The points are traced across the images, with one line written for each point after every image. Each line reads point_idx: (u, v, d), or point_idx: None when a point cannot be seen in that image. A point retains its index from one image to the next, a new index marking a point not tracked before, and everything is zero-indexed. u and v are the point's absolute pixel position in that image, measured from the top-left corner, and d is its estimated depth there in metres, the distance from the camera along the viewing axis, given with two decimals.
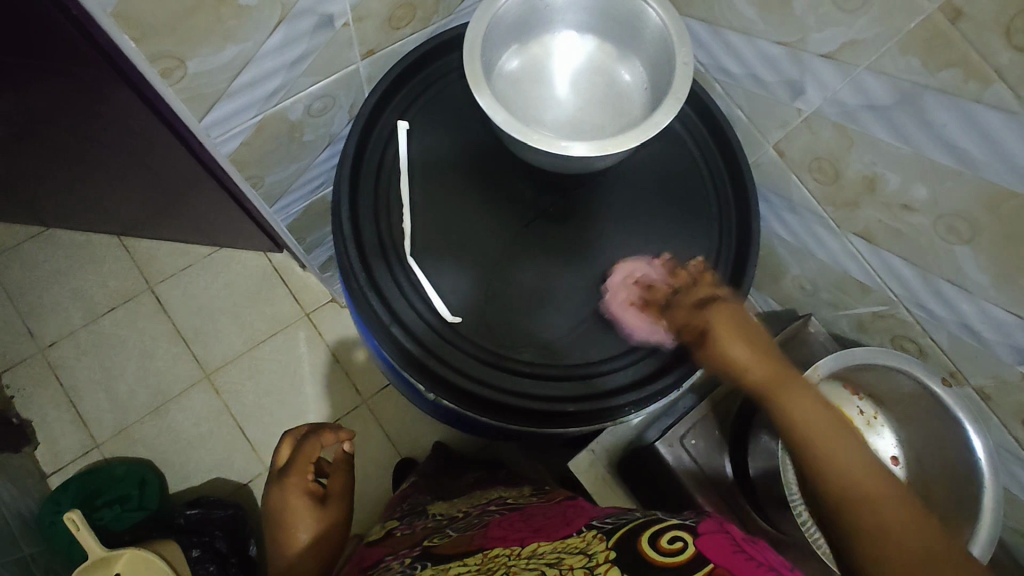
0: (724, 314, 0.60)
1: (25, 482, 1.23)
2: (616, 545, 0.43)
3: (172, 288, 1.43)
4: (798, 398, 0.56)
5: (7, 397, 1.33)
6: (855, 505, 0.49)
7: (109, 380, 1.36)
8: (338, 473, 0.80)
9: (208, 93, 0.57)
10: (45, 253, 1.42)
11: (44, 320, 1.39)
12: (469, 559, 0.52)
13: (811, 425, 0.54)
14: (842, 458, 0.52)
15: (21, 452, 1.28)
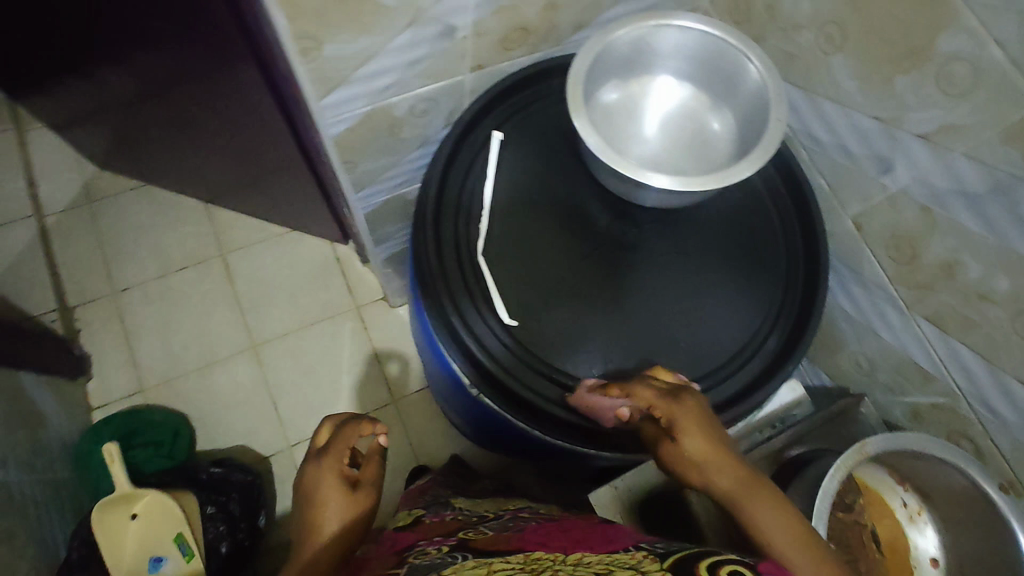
0: (692, 437, 0.52)
1: (73, 410, 1.30)
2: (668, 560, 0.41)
3: (240, 259, 1.52)
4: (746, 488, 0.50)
5: (75, 329, 1.43)
6: None
7: (166, 332, 1.44)
8: (373, 464, 0.67)
9: (332, 77, 0.62)
10: (138, 205, 1.54)
11: (123, 266, 1.49)
12: (509, 555, 0.50)
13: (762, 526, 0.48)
14: None
15: (75, 382, 1.36)
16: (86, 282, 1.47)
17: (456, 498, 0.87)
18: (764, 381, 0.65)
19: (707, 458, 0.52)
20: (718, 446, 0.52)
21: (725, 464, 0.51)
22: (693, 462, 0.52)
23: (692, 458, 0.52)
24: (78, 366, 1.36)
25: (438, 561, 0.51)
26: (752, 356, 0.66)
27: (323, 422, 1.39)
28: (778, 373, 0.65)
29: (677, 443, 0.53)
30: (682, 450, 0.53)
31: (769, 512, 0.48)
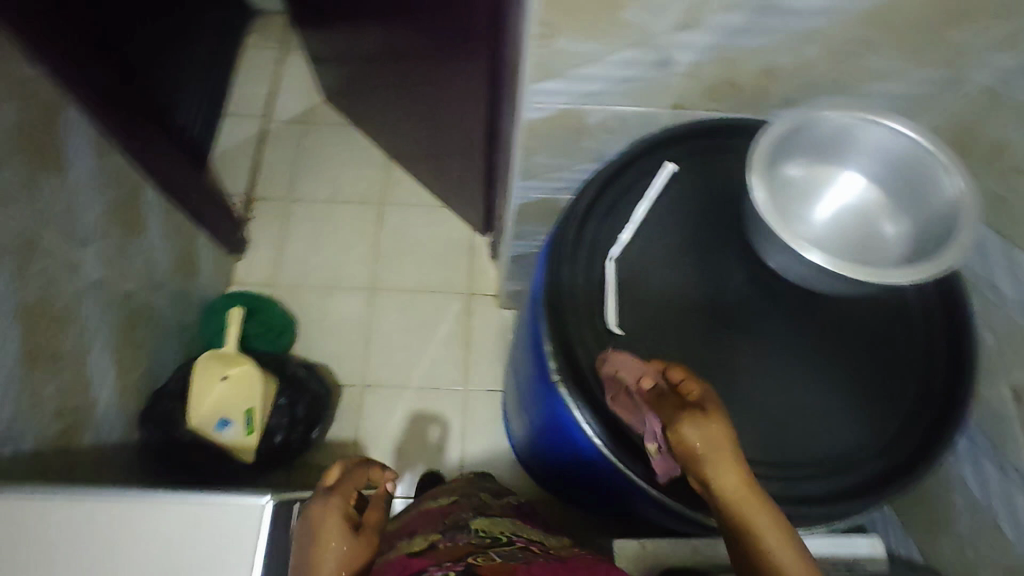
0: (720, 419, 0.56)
1: (217, 276, 1.51)
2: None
3: (393, 213, 1.68)
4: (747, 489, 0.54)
5: (247, 215, 1.65)
6: None
7: (311, 247, 1.63)
8: (375, 509, 0.69)
9: (553, 68, 0.70)
10: (336, 139, 1.77)
11: (303, 181, 1.71)
12: None
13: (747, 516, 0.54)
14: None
15: (228, 256, 1.57)
16: (272, 182, 1.71)
17: (478, 517, 0.86)
18: (840, 501, 0.63)
19: (718, 450, 0.55)
20: (729, 443, 0.55)
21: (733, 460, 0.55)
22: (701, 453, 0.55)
23: (704, 451, 0.55)
24: (236, 244, 1.58)
25: None
26: (838, 472, 0.64)
27: (397, 378, 1.48)
28: (857, 500, 0.63)
29: (694, 433, 0.55)
30: (689, 434, 0.55)
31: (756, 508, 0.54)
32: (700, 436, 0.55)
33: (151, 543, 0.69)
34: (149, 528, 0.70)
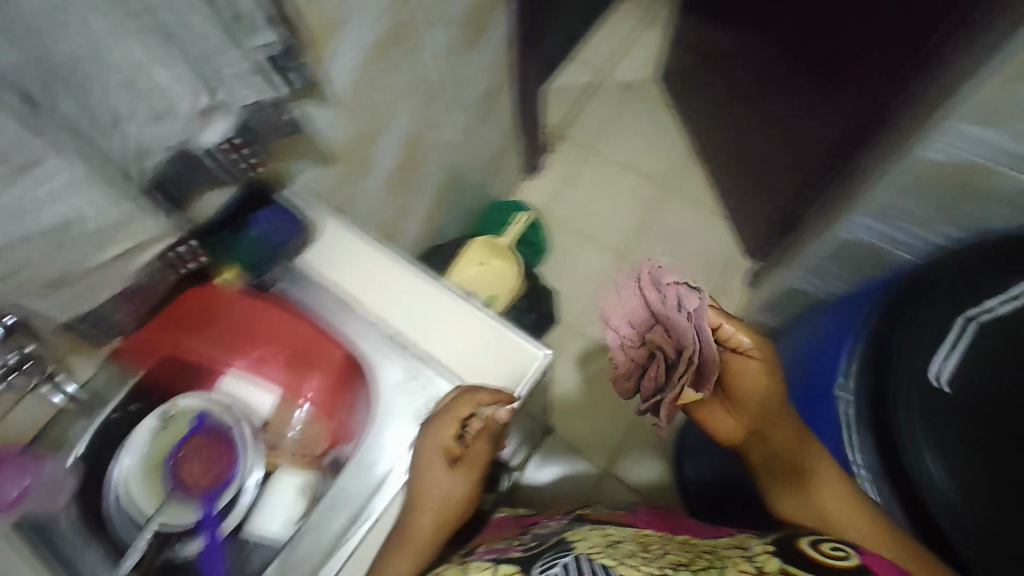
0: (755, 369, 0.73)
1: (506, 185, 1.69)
2: (780, 547, 0.61)
3: (673, 202, 1.73)
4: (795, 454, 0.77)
5: (548, 148, 1.81)
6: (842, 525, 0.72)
7: (588, 197, 1.75)
8: (481, 440, 0.72)
9: (996, 118, 0.73)
10: (651, 114, 1.85)
11: (606, 139, 1.83)
12: (624, 542, 0.69)
13: (787, 454, 0.77)
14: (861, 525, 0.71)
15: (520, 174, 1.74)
16: (584, 128, 1.84)
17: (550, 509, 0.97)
18: None
19: (774, 411, 0.75)
20: (767, 401, 0.75)
21: (782, 413, 0.76)
22: (740, 363, 0.73)
23: (766, 406, 0.75)
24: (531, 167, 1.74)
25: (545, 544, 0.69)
26: None
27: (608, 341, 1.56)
28: None
29: (739, 369, 0.73)
30: (684, 338, 0.60)
31: (765, 387, 0.74)
32: (744, 363, 0.73)
33: (450, 340, 0.77)
34: (453, 328, 0.77)
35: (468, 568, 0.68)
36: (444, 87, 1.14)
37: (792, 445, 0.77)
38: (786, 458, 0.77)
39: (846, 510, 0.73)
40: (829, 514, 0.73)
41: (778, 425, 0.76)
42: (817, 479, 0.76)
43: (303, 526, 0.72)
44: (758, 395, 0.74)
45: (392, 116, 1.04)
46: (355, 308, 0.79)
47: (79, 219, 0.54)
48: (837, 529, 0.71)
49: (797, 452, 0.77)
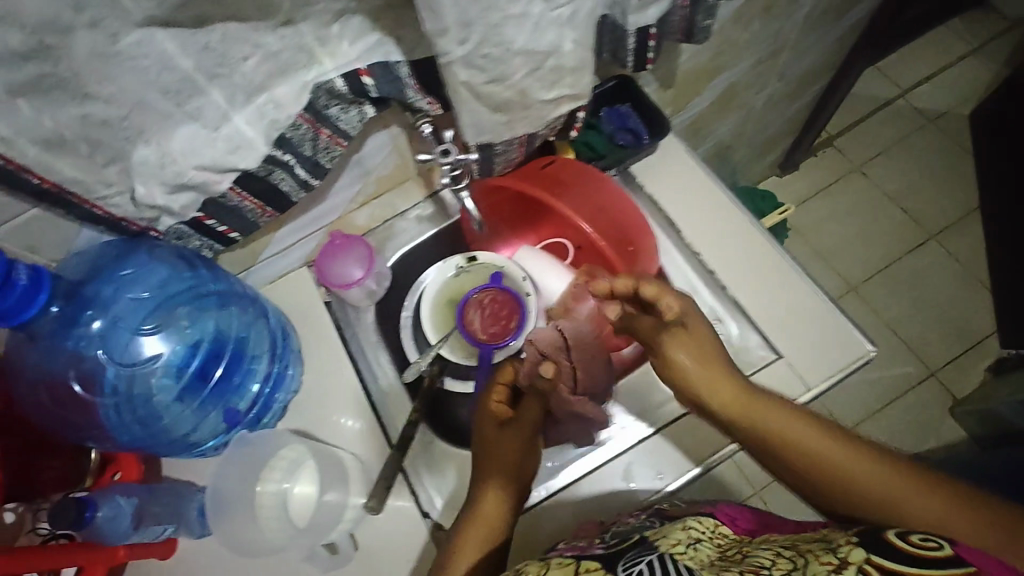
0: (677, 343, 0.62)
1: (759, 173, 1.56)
2: (862, 535, 0.45)
3: (932, 252, 1.53)
4: (829, 454, 0.54)
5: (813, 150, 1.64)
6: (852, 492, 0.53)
7: (837, 217, 1.59)
8: (534, 399, 0.70)
9: None
10: (945, 153, 1.62)
11: (881, 162, 1.63)
12: (697, 526, 0.57)
13: (856, 467, 0.53)
14: (855, 463, 0.54)
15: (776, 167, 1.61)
16: (857, 144, 1.65)
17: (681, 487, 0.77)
18: None
19: (698, 387, 0.61)
20: (768, 399, 0.59)
21: (790, 428, 0.56)
22: (684, 360, 0.62)
23: (723, 401, 0.60)
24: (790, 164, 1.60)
25: (635, 525, 0.59)
26: None
27: None
28: None
29: (674, 343, 0.63)
30: (667, 300, 0.62)
31: (724, 378, 0.60)
32: (670, 342, 0.63)
33: (772, 300, 0.71)
34: (779, 289, 0.71)
35: (547, 564, 0.52)
36: (782, 46, 1.05)
37: (828, 459, 0.54)
38: (839, 459, 0.54)
39: (925, 498, 0.51)
40: (876, 496, 0.52)
41: (798, 412, 0.58)
42: (871, 465, 0.53)
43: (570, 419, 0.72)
44: (746, 407, 0.59)
45: (730, 58, 0.97)
46: (678, 228, 0.76)
47: (553, 56, 0.53)
48: (892, 500, 0.52)
49: (787, 446, 0.56)
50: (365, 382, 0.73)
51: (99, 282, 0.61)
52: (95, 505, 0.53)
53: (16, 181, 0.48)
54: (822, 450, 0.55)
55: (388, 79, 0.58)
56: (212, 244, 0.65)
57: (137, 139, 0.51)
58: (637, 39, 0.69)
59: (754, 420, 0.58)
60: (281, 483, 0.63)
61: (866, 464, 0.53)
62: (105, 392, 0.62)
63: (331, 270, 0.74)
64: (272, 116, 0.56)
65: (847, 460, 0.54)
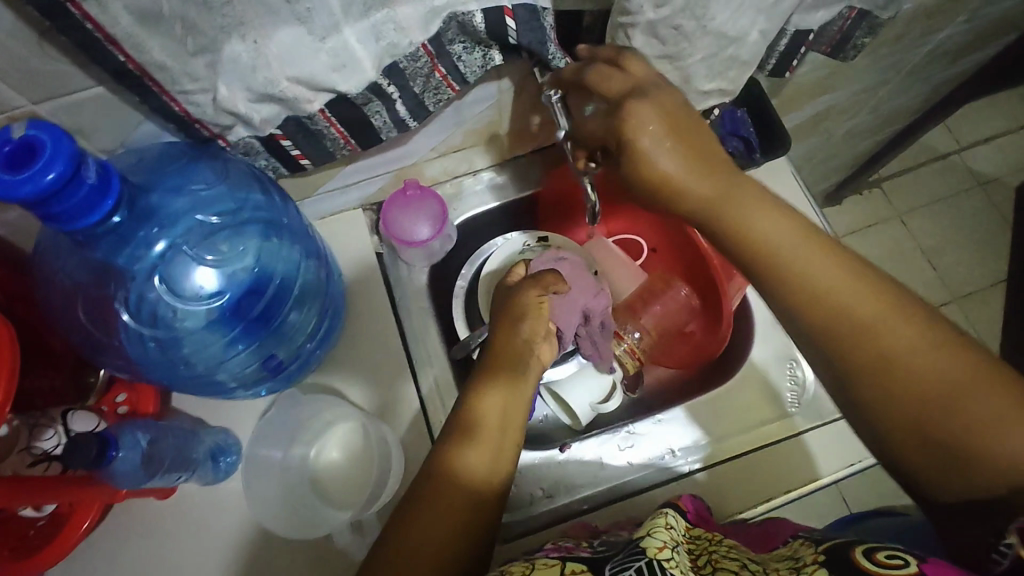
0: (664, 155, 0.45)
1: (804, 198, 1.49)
2: (829, 552, 0.44)
3: (949, 315, 1.49)
4: (949, 372, 0.41)
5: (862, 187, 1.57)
6: (879, 356, 0.42)
7: (868, 260, 1.54)
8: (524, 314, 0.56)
9: None
10: (990, 219, 1.56)
11: (926, 214, 1.57)
12: (674, 524, 0.51)
13: (950, 396, 0.40)
14: (879, 318, 0.43)
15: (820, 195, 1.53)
16: (903, 191, 1.58)
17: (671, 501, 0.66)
18: None
19: (789, 262, 0.45)
20: (885, 301, 0.43)
21: (889, 327, 0.42)
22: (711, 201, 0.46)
23: (818, 279, 0.44)
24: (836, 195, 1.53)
25: (610, 543, 0.51)
26: None
27: None
28: None
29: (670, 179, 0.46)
30: (645, 147, 0.45)
31: (829, 260, 0.45)
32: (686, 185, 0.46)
33: None
34: None
35: (530, 566, 0.47)
36: (890, 80, 0.97)
37: (943, 376, 0.41)
38: (925, 377, 0.41)
39: (950, 361, 0.41)
40: (975, 428, 0.39)
41: (911, 315, 0.43)
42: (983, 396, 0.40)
43: (625, 433, 0.67)
44: (853, 296, 0.43)
45: (843, 80, 0.87)
46: None
47: (735, 44, 0.46)
48: (997, 443, 0.39)
49: (865, 341, 0.43)
50: (410, 352, 0.66)
51: (161, 191, 0.51)
52: (116, 442, 0.47)
53: (92, 51, 0.40)
54: (841, 293, 0.44)
55: (532, 26, 0.50)
56: (279, 166, 0.57)
57: (235, 31, 0.42)
58: (790, 42, 0.62)
59: (851, 310, 0.43)
60: (306, 449, 0.60)
61: (884, 309, 0.43)
62: (144, 320, 0.52)
63: (399, 222, 0.66)
64: (390, 40, 0.47)
65: (862, 300, 0.43)
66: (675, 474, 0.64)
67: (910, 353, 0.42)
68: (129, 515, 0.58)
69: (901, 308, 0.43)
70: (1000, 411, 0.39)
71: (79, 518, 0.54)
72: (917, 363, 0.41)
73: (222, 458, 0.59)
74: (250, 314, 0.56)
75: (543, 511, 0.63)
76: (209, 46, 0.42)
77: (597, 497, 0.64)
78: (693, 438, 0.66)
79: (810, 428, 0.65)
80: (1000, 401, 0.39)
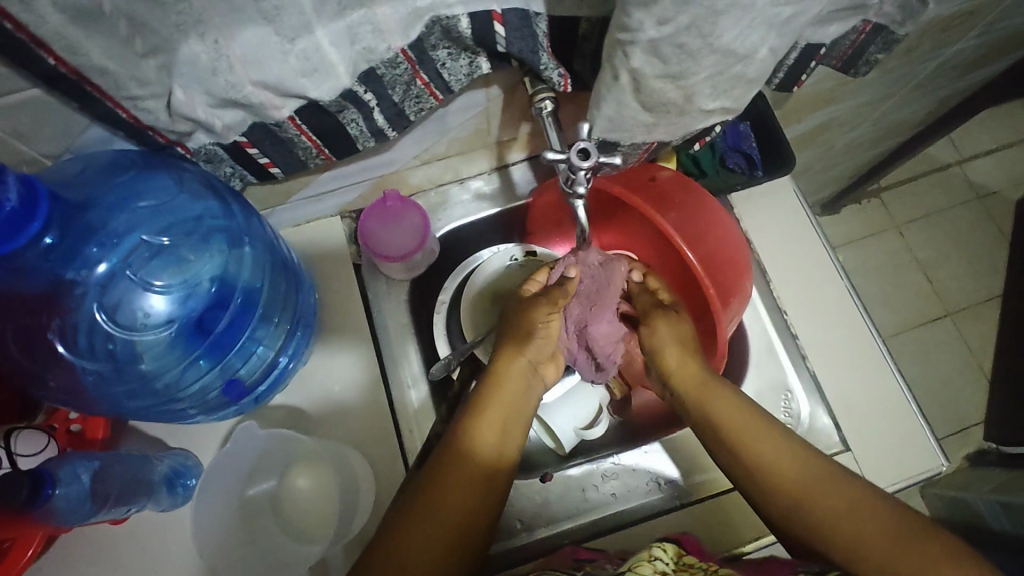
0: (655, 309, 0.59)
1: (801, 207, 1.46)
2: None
3: (943, 329, 1.47)
4: (854, 504, 0.48)
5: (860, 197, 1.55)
6: (803, 513, 0.49)
7: (864, 271, 1.51)
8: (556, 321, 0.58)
9: None
10: (988, 232, 1.53)
11: (923, 226, 1.54)
12: (661, 553, 0.49)
13: (864, 532, 0.46)
14: (803, 485, 0.49)
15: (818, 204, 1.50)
16: (901, 202, 1.55)
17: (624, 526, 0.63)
18: None
19: (716, 420, 0.54)
20: (791, 449, 0.51)
21: (798, 472, 0.50)
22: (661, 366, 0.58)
23: (739, 434, 0.53)
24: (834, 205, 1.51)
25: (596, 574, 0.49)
26: None
27: None
28: None
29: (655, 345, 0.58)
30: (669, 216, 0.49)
31: (748, 419, 0.53)
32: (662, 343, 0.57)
33: (854, 386, 0.64)
34: (864, 376, 0.65)
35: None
36: (896, 92, 0.93)
37: (850, 506, 0.47)
38: (835, 514, 0.47)
39: (870, 523, 0.46)
40: (880, 569, 0.45)
41: (818, 463, 0.50)
42: (888, 527, 0.46)
43: (609, 464, 0.63)
44: (766, 450, 0.52)
45: (849, 93, 0.83)
46: (769, 277, 0.68)
47: (743, 62, 0.42)
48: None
49: (782, 491, 0.50)
50: (385, 374, 0.62)
51: (102, 210, 0.48)
52: (52, 479, 0.44)
53: (22, 55, 0.35)
54: (766, 461, 0.51)
55: (522, 34, 0.46)
56: (246, 174, 0.52)
57: (192, 30, 0.37)
58: (799, 55, 0.58)
59: (767, 465, 0.51)
60: (268, 481, 0.55)
61: (809, 477, 0.49)
62: (94, 352, 0.49)
63: (377, 237, 0.62)
64: (367, 44, 0.42)
65: (785, 467, 0.50)
66: (662, 507, 0.62)
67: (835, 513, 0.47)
68: (76, 547, 0.54)
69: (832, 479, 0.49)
70: (909, 569, 0.44)
71: (21, 548, 0.50)
72: (836, 520, 0.47)
73: (180, 483, 0.55)
74: (214, 330, 0.52)
75: (524, 545, 0.60)
76: (161, 47, 0.37)
77: (580, 530, 0.61)
78: (683, 471, 0.63)
79: None
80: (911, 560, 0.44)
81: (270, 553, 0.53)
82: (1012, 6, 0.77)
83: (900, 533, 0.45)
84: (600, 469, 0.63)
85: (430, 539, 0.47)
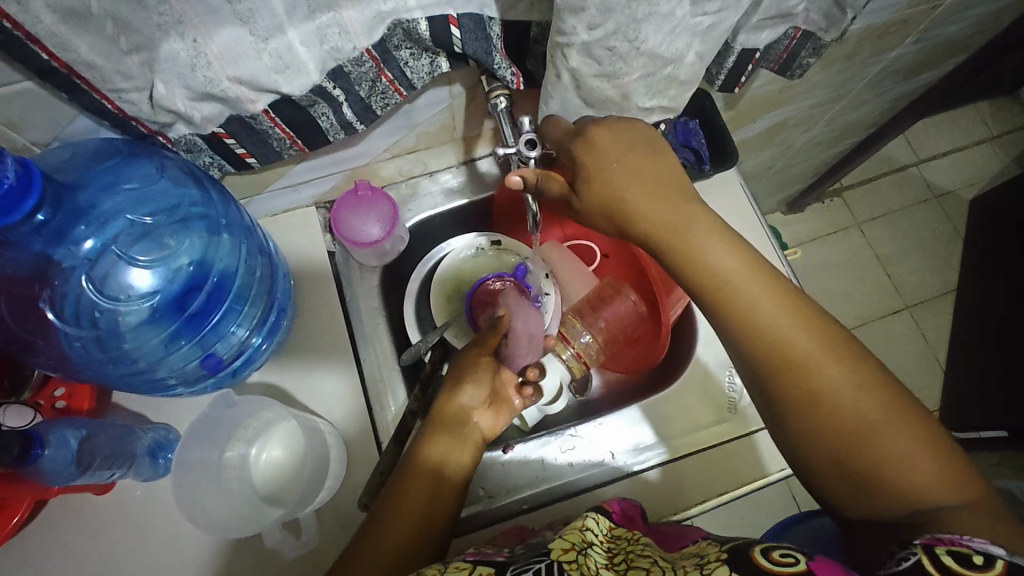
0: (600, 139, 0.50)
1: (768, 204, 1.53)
2: (732, 549, 0.45)
3: (902, 321, 1.53)
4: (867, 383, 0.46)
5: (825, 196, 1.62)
6: (828, 417, 0.46)
7: (828, 266, 1.58)
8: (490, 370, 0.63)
9: None
10: (945, 230, 1.60)
11: (884, 223, 1.61)
12: (588, 523, 0.52)
13: (856, 408, 0.45)
14: (846, 388, 0.46)
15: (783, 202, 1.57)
16: (862, 201, 1.63)
17: (582, 489, 0.65)
18: None
19: (683, 243, 0.49)
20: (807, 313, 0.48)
21: (819, 371, 0.46)
22: (615, 197, 0.50)
23: (716, 263, 0.48)
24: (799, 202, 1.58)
25: (532, 545, 0.52)
26: None
27: None
28: None
29: (608, 166, 0.49)
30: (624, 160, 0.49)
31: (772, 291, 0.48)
32: (607, 154, 0.49)
33: None
34: None
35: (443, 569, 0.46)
36: (846, 93, 0.99)
37: (864, 390, 0.46)
38: (819, 366, 0.46)
39: (904, 440, 0.44)
40: (894, 481, 0.43)
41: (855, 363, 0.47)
42: (892, 423, 0.45)
43: (567, 435, 0.67)
44: (789, 326, 0.47)
45: (798, 95, 0.89)
46: None
47: (672, 65, 0.47)
48: (915, 492, 0.43)
49: (788, 356, 0.47)
50: (357, 349, 0.67)
51: (92, 191, 0.52)
52: (41, 441, 0.48)
53: (18, 51, 0.39)
54: (807, 353, 0.47)
55: (477, 36, 0.50)
56: (224, 164, 0.56)
57: (173, 29, 0.41)
58: (737, 59, 0.63)
59: (763, 312, 0.47)
60: (245, 448, 0.58)
61: (842, 382, 0.46)
62: (79, 323, 0.53)
63: (349, 224, 0.66)
64: (334, 44, 0.46)
65: (830, 366, 0.46)
66: (616, 475, 0.66)
67: (861, 412, 0.45)
68: (60, 513, 0.57)
69: (867, 390, 0.46)
70: (924, 472, 0.43)
71: (8, 514, 0.54)
72: (857, 430, 0.45)
73: (161, 455, 0.58)
74: (192, 307, 0.56)
75: (486, 510, 0.64)
76: (144, 44, 0.41)
77: (540, 497, 0.65)
78: (633, 442, 0.67)
79: (756, 430, 0.67)
80: (928, 464, 0.43)
81: (245, 515, 0.56)
82: (943, 16, 0.83)
83: (900, 445, 0.44)
84: (558, 441, 0.67)
85: (402, 507, 0.53)
